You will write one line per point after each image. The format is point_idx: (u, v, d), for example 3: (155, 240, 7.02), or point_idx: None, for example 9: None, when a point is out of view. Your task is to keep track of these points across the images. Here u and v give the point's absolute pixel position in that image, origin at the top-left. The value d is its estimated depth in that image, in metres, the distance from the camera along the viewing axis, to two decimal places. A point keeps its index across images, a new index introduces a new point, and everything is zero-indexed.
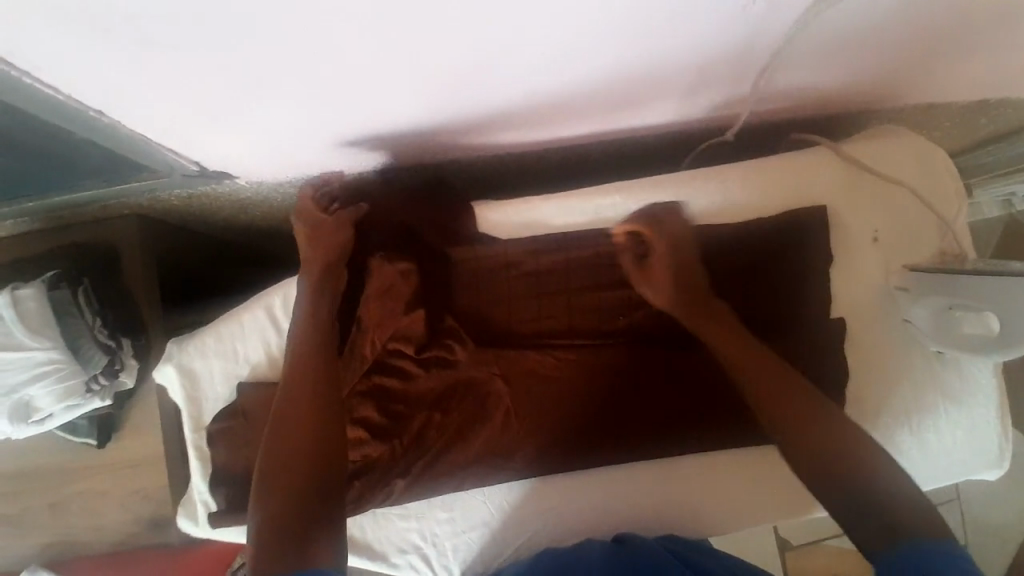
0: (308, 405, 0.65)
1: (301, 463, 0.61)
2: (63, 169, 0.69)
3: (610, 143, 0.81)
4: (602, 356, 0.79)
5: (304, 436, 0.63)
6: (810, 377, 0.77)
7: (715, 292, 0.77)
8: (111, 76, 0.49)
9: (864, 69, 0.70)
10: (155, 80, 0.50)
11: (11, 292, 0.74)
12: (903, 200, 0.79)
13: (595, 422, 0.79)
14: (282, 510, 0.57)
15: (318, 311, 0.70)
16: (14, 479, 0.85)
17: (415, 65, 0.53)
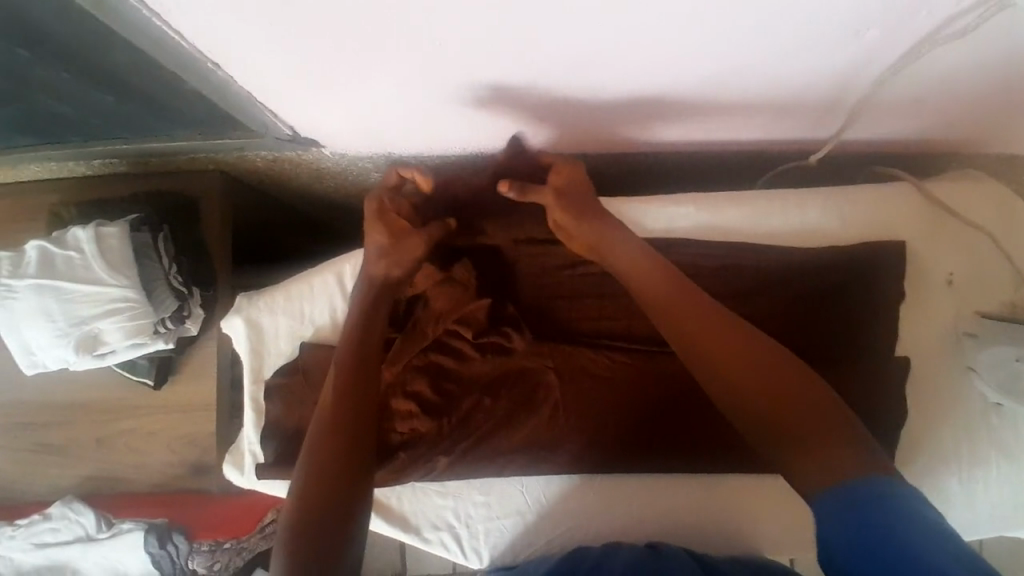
0: (353, 393, 0.65)
1: (343, 453, 0.62)
2: (161, 117, 0.71)
3: (691, 152, 0.83)
4: (661, 361, 0.78)
5: (350, 426, 0.63)
6: (860, 410, 0.77)
7: (770, 314, 0.79)
8: (238, 25, 0.52)
9: (955, 108, 0.70)
10: (276, 34, 0.53)
11: (96, 229, 0.77)
12: (981, 247, 0.78)
13: (641, 428, 0.79)
14: (318, 502, 0.60)
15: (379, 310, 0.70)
16: (66, 409, 0.87)
17: (521, 41, 0.55)
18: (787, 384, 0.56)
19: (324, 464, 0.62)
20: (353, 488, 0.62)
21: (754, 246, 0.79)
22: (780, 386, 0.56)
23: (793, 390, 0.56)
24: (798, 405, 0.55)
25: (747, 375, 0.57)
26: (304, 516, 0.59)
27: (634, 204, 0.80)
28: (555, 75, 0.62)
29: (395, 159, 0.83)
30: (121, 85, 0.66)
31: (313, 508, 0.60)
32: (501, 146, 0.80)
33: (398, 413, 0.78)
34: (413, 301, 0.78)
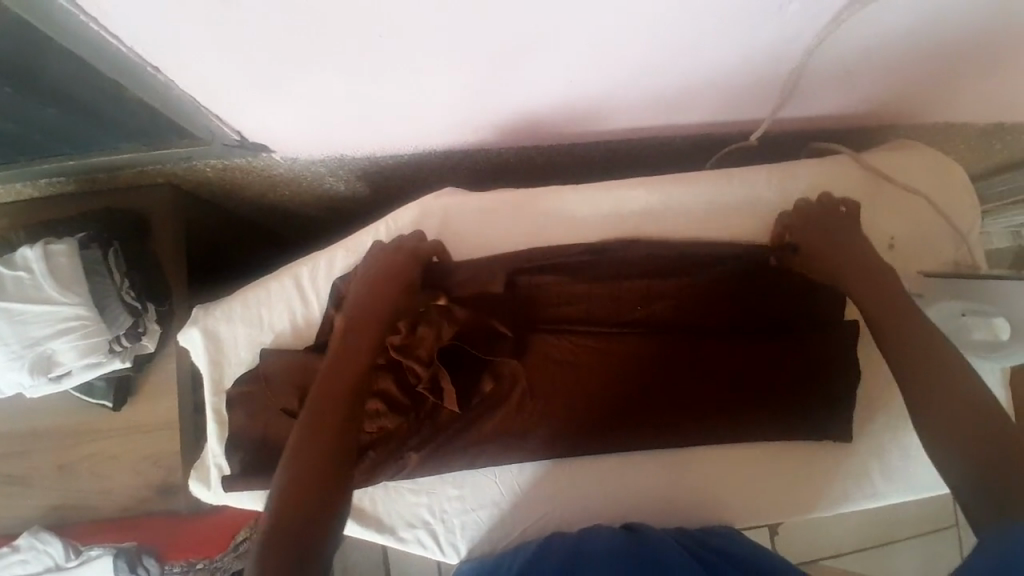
0: (335, 404, 0.66)
1: (320, 452, 0.63)
2: (105, 128, 0.71)
3: (639, 141, 0.86)
4: (623, 339, 0.81)
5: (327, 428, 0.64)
6: (814, 376, 0.80)
7: (726, 294, 0.81)
8: (180, 31, 0.52)
9: (882, 81, 0.74)
10: (219, 37, 0.54)
11: (44, 247, 0.76)
12: (917, 209, 0.82)
13: (609, 409, 0.81)
14: (296, 507, 0.60)
15: (367, 330, 0.69)
16: (23, 438, 0.85)
17: (463, 31, 0.57)
18: (956, 366, 0.65)
19: (302, 468, 0.62)
20: (320, 499, 0.62)
21: (709, 234, 0.81)
22: (954, 375, 0.64)
23: (950, 368, 0.65)
24: (963, 394, 0.63)
25: (933, 361, 0.66)
26: (281, 523, 0.59)
27: (587, 189, 0.81)
28: (502, 63, 0.64)
29: (349, 162, 0.83)
30: (63, 95, 0.65)
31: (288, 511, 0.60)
32: (452, 142, 0.82)
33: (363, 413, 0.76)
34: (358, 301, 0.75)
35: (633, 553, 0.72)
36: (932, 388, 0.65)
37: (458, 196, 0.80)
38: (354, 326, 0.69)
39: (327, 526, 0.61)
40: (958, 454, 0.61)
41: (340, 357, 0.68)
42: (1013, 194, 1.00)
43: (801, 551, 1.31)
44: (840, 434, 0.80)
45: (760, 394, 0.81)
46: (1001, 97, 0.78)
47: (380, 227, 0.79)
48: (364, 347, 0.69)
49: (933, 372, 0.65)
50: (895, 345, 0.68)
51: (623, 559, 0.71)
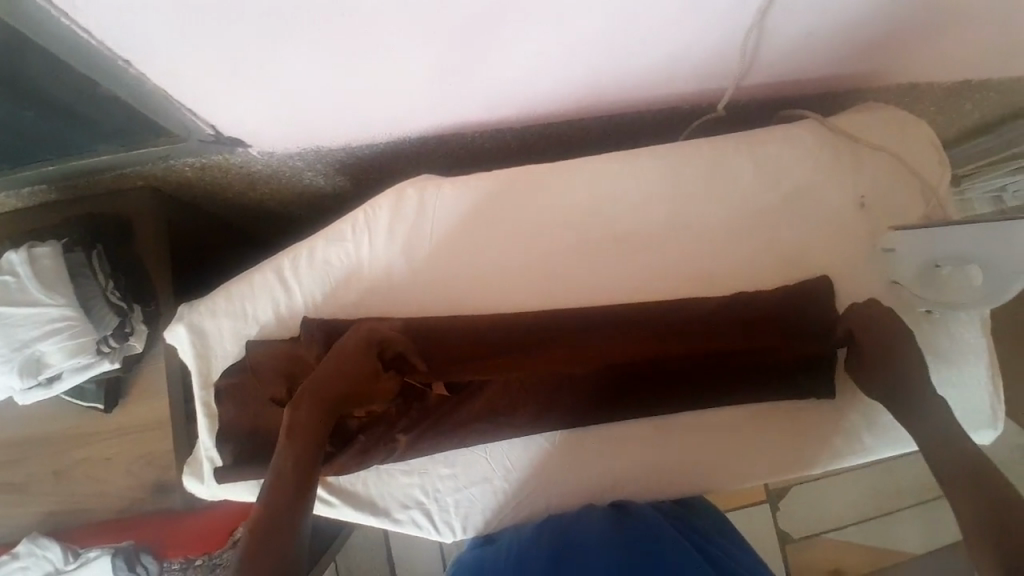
0: (316, 415, 0.69)
1: (306, 448, 0.67)
2: (82, 130, 0.73)
3: (610, 118, 0.88)
4: (612, 312, 0.80)
5: (303, 437, 0.68)
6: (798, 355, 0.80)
7: (720, 307, 0.80)
8: (154, 24, 0.54)
9: (844, 45, 0.76)
10: (190, 29, 0.55)
11: (27, 250, 0.77)
12: (886, 166, 0.84)
13: (600, 378, 0.81)
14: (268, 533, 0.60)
15: (333, 355, 0.71)
16: (18, 445, 0.86)
17: (431, 13, 0.58)
18: (956, 432, 0.68)
19: (288, 469, 0.66)
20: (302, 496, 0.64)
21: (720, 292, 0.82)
22: (957, 438, 0.68)
23: (953, 432, 0.68)
24: (964, 449, 0.67)
25: (938, 419, 0.70)
26: (258, 549, 0.59)
27: (562, 168, 0.83)
28: (468, 45, 0.65)
29: (326, 154, 0.85)
30: (38, 98, 0.67)
31: (270, 515, 0.61)
32: (429, 129, 0.83)
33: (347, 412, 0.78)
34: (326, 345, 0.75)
35: (629, 538, 0.72)
36: (936, 443, 0.69)
37: (435, 181, 0.81)
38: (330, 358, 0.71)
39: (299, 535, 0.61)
40: (967, 500, 0.63)
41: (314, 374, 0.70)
42: (986, 154, 1.02)
43: (804, 526, 1.31)
44: (825, 390, 0.81)
45: (746, 354, 0.81)
46: (961, 53, 0.79)
47: (359, 215, 0.80)
48: (333, 363, 0.71)
49: (936, 429, 0.69)
50: (906, 412, 0.72)
51: (616, 544, 0.71)
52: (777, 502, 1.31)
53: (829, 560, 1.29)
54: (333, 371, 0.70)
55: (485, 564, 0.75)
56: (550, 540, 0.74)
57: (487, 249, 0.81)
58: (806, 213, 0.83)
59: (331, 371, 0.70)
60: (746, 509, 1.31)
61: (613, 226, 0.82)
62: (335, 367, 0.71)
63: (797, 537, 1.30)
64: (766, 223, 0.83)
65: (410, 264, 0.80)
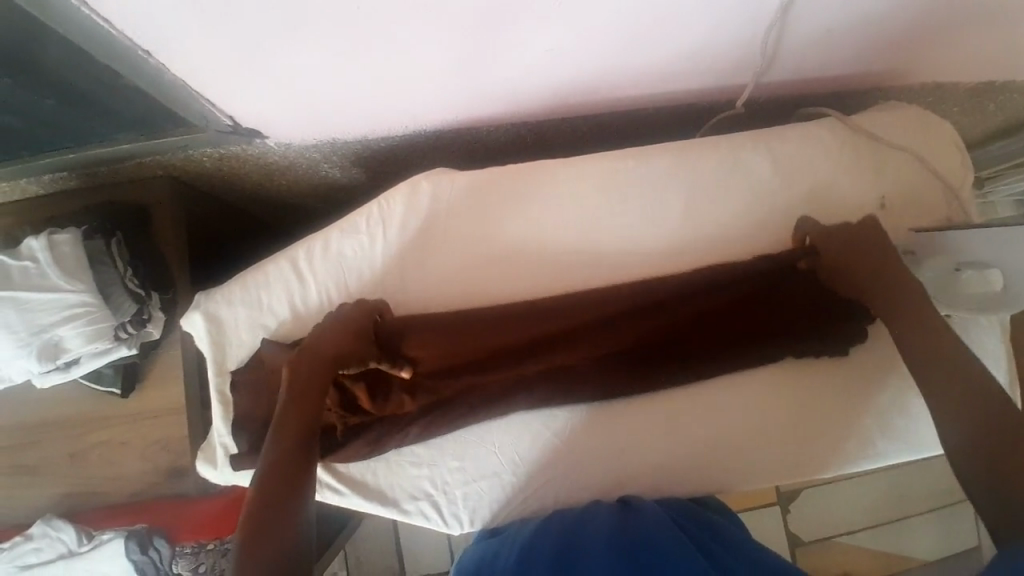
0: (313, 382, 0.69)
1: (305, 418, 0.68)
2: (103, 118, 0.74)
3: (626, 113, 0.87)
4: (630, 294, 0.80)
5: (301, 416, 0.68)
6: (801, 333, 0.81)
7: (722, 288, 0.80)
8: (171, 12, 0.54)
9: (868, 43, 0.74)
10: (207, 18, 0.55)
11: (48, 237, 0.79)
12: (908, 168, 0.83)
13: (612, 366, 0.82)
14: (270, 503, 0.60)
15: (325, 330, 0.72)
16: (37, 428, 0.87)
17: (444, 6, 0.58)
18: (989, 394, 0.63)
19: (287, 439, 0.66)
20: (302, 467, 0.65)
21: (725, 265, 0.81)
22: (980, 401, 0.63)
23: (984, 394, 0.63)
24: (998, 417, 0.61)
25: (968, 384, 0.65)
26: (260, 520, 0.59)
27: (578, 162, 0.82)
28: (480, 36, 0.64)
29: (342, 145, 0.85)
30: (59, 85, 0.68)
31: (266, 498, 0.61)
32: (444, 122, 0.83)
33: (339, 409, 0.78)
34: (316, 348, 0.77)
35: (635, 535, 0.71)
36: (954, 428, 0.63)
37: (449, 173, 0.81)
38: (323, 336, 0.71)
39: (303, 504, 0.62)
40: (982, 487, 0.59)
41: (311, 344, 0.71)
42: (1009, 157, 1.00)
43: (814, 529, 1.30)
44: (862, 316, 0.82)
45: (755, 340, 0.82)
46: (989, 52, 0.78)
47: (373, 207, 0.80)
48: (331, 334, 0.72)
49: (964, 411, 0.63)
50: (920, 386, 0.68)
51: (622, 541, 0.70)
52: (788, 504, 1.30)
53: (840, 565, 1.28)
54: (331, 341, 0.71)
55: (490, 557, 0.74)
56: (557, 540, 0.73)
57: (500, 244, 0.81)
58: (823, 213, 0.82)
59: (328, 341, 0.71)
60: (758, 511, 1.30)
61: (627, 221, 0.82)
62: (332, 340, 0.71)
63: (807, 541, 1.29)
64: (782, 223, 0.82)
65: (423, 258, 0.80)
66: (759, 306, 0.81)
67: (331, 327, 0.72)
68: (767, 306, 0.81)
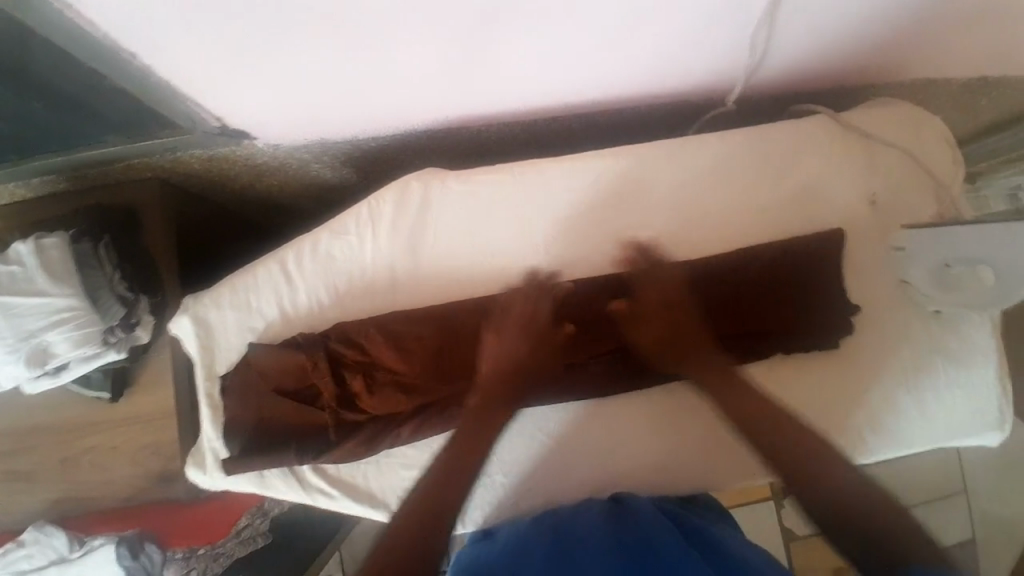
0: (490, 410, 0.72)
1: (472, 447, 0.69)
2: (89, 120, 0.73)
3: (617, 111, 0.87)
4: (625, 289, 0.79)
5: (472, 445, 0.70)
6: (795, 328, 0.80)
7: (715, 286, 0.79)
8: (154, 14, 0.53)
9: (858, 39, 0.74)
10: (190, 19, 0.54)
11: (35, 241, 0.78)
12: (899, 164, 0.83)
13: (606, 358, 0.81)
14: (426, 515, 0.64)
15: (510, 346, 0.73)
16: (26, 434, 0.87)
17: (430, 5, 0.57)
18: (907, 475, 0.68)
19: (460, 466, 0.68)
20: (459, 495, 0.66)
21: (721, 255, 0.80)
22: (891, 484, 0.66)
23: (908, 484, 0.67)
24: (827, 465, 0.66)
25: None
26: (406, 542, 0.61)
27: (567, 161, 0.82)
28: (468, 36, 0.64)
29: (331, 146, 0.85)
30: (43, 88, 0.67)
31: (422, 515, 0.63)
32: (434, 121, 0.83)
33: (335, 403, 0.77)
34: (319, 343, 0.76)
35: (625, 531, 0.71)
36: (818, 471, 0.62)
37: (439, 173, 0.81)
38: (498, 351, 0.73)
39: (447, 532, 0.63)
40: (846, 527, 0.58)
41: (508, 362, 0.73)
42: (1000, 153, 1.00)
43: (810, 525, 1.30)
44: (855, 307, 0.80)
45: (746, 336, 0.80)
46: (978, 48, 0.77)
47: (362, 208, 0.80)
48: (525, 357, 0.73)
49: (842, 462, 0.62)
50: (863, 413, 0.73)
51: (608, 539, 0.70)
52: (781, 501, 1.30)
53: (835, 561, 1.28)
54: (510, 362, 0.73)
55: (473, 555, 0.73)
56: (547, 537, 0.72)
57: (490, 244, 0.80)
58: (814, 210, 0.82)
59: (504, 364, 0.73)
60: (753, 508, 1.30)
61: (617, 219, 0.82)
62: (507, 357, 0.73)
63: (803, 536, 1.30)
64: (772, 219, 0.82)
65: (414, 259, 0.80)
66: (747, 303, 0.80)
67: (518, 339, 0.73)
68: (756, 302, 0.80)
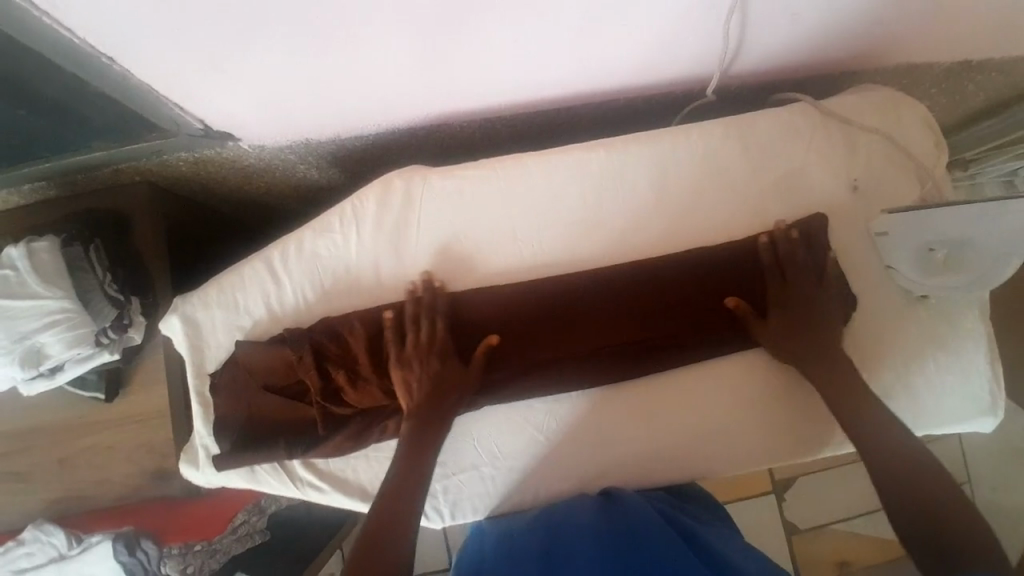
0: (418, 417, 0.76)
1: (417, 454, 0.74)
2: (75, 125, 0.74)
3: (598, 104, 0.88)
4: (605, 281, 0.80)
5: (415, 453, 0.74)
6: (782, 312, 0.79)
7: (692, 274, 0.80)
8: (129, 21, 0.55)
9: (834, 26, 0.74)
10: (165, 25, 0.56)
11: (26, 245, 0.79)
12: (881, 149, 0.83)
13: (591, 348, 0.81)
14: (382, 525, 0.70)
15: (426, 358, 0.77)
16: (25, 435, 0.88)
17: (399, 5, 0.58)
18: (931, 469, 0.68)
19: (405, 475, 0.73)
20: (409, 501, 0.72)
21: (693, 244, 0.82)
22: (946, 484, 0.67)
23: (938, 477, 0.68)
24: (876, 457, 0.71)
25: (895, 466, 0.69)
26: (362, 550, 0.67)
27: (548, 155, 0.82)
28: (439, 35, 0.65)
29: (316, 146, 0.86)
30: (29, 95, 0.69)
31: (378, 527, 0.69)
32: (416, 119, 0.84)
33: (321, 398, 0.78)
34: (301, 341, 0.77)
35: (621, 526, 0.72)
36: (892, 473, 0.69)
37: (422, 170, 0.82)
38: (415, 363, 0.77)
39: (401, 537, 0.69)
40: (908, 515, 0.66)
41: (427, 372, 0.77)
42: (989, 138, 1.00)
43: (811, 517, 1.29)
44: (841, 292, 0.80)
45: (730, 323, 0.81)
46: (957, 31, 0.77)
47: (347, 206, 0.81)
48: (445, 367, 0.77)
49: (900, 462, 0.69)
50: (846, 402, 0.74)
51: (608, 536, 0.71)
52: (782, 493, 1.30)
53: (837, 552, 1.28)
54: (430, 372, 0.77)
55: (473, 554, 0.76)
56: (540, 534, 0.74)
57: (473, 238, 0.81)
58: (796, 197, 0.82)
59: (428, 374, 0.77)
60: (752, 501, 1.30)
61: (599, 211, 0.82)
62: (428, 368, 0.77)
63: (804, 529, 1.29)
64: (753, 207, 0.82)
65: (398, 255, 0.81)
66: (728, 290, 0.80)
67: (427, 351, 0.77)
68: (738, 289, 0.80)
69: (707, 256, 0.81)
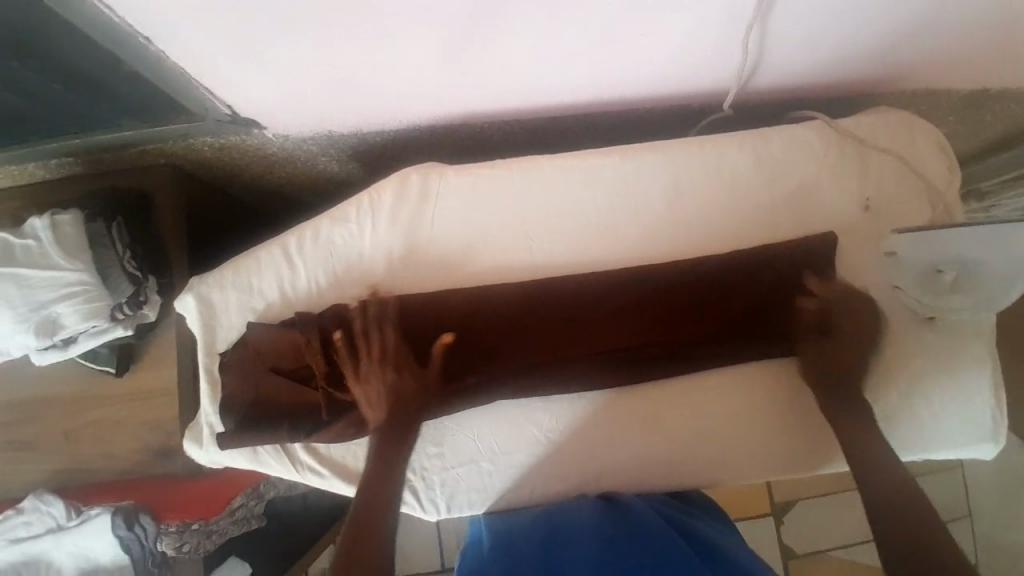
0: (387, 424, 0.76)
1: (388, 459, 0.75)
2: (107, 103, 0.77)
3: (615, 112, 0.89)
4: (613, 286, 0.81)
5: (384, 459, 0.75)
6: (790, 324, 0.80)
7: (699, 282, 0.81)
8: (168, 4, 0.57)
9: (852, 47, 0.76)
10: (201, 11, 0.58)
11: (51, 217, 0.82)
12: (894, 171, 0.83)
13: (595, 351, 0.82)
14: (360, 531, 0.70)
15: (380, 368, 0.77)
16: (34, 404, 0.90)
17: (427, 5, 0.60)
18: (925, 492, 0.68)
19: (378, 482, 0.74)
20: (385, 507, 0.72)
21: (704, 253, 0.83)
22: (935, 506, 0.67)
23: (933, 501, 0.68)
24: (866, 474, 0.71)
25: (891, 485, 0.69)
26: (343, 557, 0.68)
27: (564, 159, 0.84)
28: (465, 36, 0.67)
29: (337, 139, 0.88)
30: (66, 71, 0.71)
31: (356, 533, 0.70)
32: (436, 117, 0.86)
33: (327, 385, 0.78)
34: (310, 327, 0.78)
35: (617, 531, 0.73)
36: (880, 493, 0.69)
37: (439, 167, 0.83)
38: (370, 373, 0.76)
39: (380, 542, 0.69)
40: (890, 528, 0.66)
41: (385, 381, 0.77)
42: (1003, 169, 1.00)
43: (811, 542, 1.28)
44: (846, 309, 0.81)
45: (735, 334, 0.81)
46: (975, 59, 0.78)
47: (364, 198, 0.82)
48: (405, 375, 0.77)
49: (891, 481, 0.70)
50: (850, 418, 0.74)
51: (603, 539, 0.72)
52: (781, 515, 1.29)
53: None
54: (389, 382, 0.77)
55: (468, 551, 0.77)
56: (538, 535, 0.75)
57: (485, 236, 0.82)
58: (807, 213, 0.83)
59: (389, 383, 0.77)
60: (750, 522, 1.29)
61: (611, 216, 0.83)
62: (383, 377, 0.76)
63: (802, 553, 1.28)
64: (764, 221, 0.83)
65: (410, 248, 0.82)
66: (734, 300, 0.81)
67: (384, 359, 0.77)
68: (744, 300, 0.81)
69: (716, 266, 0.81)
